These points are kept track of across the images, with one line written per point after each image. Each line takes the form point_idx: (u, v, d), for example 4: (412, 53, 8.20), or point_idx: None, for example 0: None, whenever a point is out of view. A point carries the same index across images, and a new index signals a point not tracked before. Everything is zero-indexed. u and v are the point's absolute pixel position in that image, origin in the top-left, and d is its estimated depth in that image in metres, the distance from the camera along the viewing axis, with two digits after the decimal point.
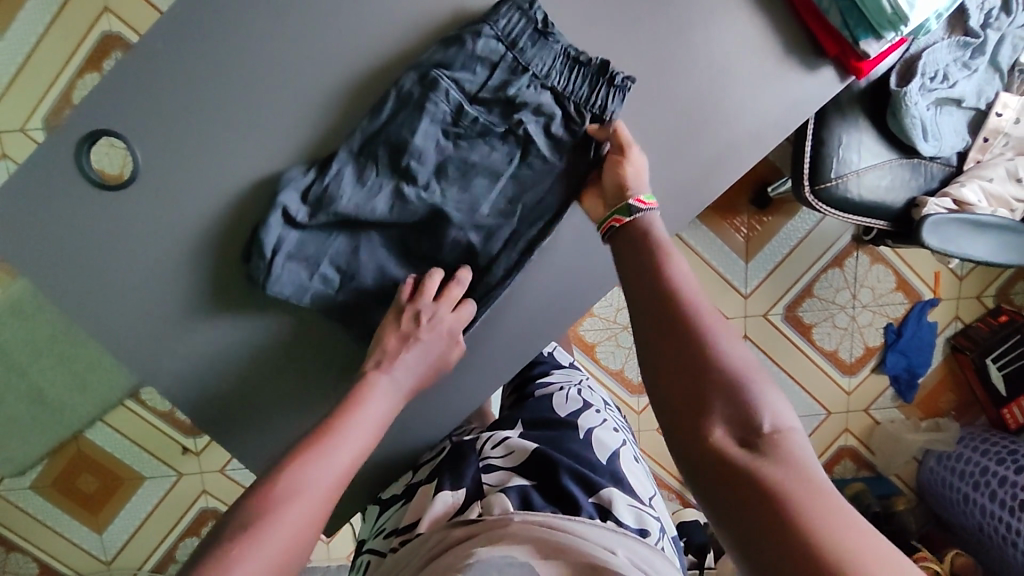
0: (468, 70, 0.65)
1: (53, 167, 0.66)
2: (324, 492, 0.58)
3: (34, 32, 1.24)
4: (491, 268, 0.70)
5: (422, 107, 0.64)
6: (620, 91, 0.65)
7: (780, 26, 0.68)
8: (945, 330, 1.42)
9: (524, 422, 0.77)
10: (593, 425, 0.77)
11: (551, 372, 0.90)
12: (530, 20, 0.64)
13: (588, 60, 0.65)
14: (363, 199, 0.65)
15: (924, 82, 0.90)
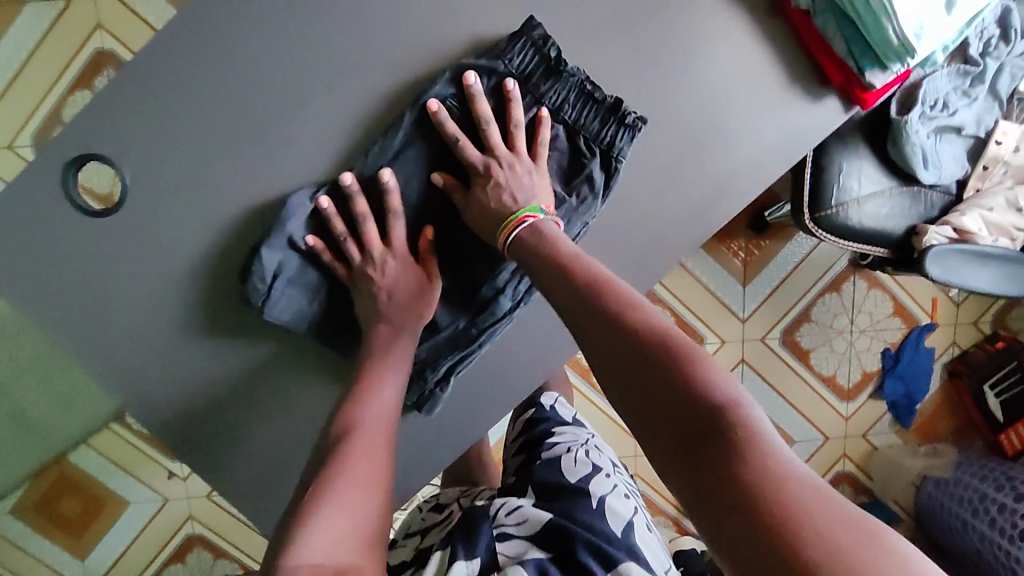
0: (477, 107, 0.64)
1: (37, 190, 0.64)
2: (373, 455, 0.63)
3: (24, 47, 1.22)
4: (496, 301, 0.68)
5: (433, 138, 0.65)
6: (631, 130, 0.64)
7: (785, 56, 0.67)
8: (941, 356, 1.41)
9: (536, 489, 0.77)
10: (604, 492, 0.74)
11: (557, 430, 0.87)
12: (544, 57, 0.63)
13: (602, 97, 0.64)
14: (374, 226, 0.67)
15: (924, 110, 0.90)
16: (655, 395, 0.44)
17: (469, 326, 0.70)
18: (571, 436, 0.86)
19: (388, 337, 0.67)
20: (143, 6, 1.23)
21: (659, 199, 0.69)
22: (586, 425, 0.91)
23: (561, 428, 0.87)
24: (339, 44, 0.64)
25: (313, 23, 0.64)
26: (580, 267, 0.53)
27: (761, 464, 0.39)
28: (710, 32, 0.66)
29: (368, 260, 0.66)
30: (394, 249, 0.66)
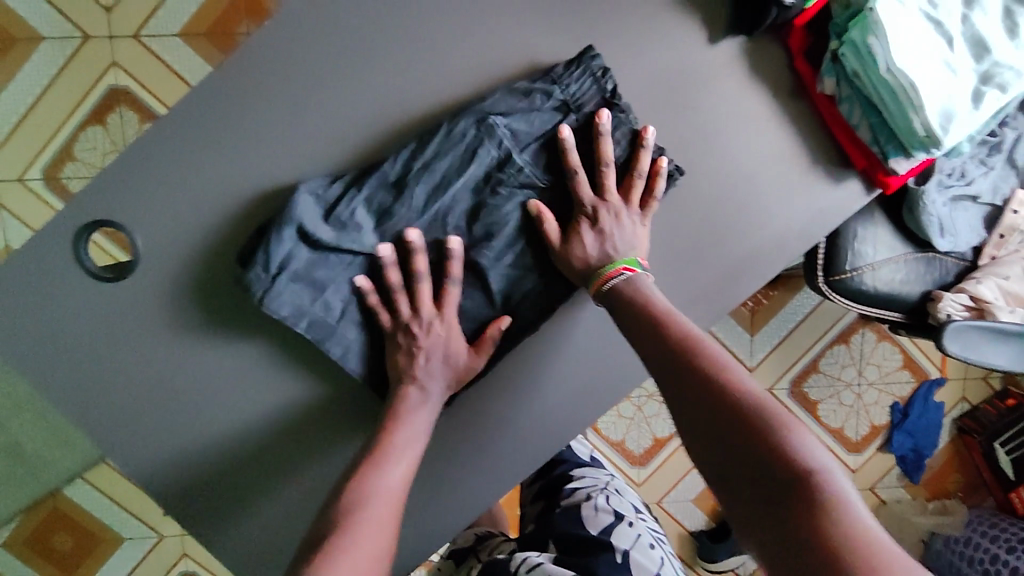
0: (525, 121, 0.64)
1: (49, 254, 0.64)
2: (383, 512, 0.60)
3: (39, 83, 1.22)
4: (503, 324, 0.68)
5: (468, 138, 0.63)
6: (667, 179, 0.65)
7: (805, 134, 0.67)
8: (951, 411, 1.40)
9: (559, 544, 0.77)
10: (629, 546, 0.75)
11: (575, 475, 0.89)
12: (601, 90, 0.63)
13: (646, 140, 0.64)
14: (388, 229, 0.64)
15: (941, 179, 0.88)
16: (735, 442, 0.48)
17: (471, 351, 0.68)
18: (591, 481, 0.87)
19: (414, 401, 0.65)
20: (161, 49, 1.23)
21: (676, 275, 0.68)
22: (603, 467, 0.94)
23: (581, 473, 0.89)
24: (358, 117, 0.65)
25: (333, 95, 0.64)
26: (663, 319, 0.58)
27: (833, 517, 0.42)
28: (732, 110, 0.66)
29: (412, 320, 0.64)
30: (444, 314, 0.65)
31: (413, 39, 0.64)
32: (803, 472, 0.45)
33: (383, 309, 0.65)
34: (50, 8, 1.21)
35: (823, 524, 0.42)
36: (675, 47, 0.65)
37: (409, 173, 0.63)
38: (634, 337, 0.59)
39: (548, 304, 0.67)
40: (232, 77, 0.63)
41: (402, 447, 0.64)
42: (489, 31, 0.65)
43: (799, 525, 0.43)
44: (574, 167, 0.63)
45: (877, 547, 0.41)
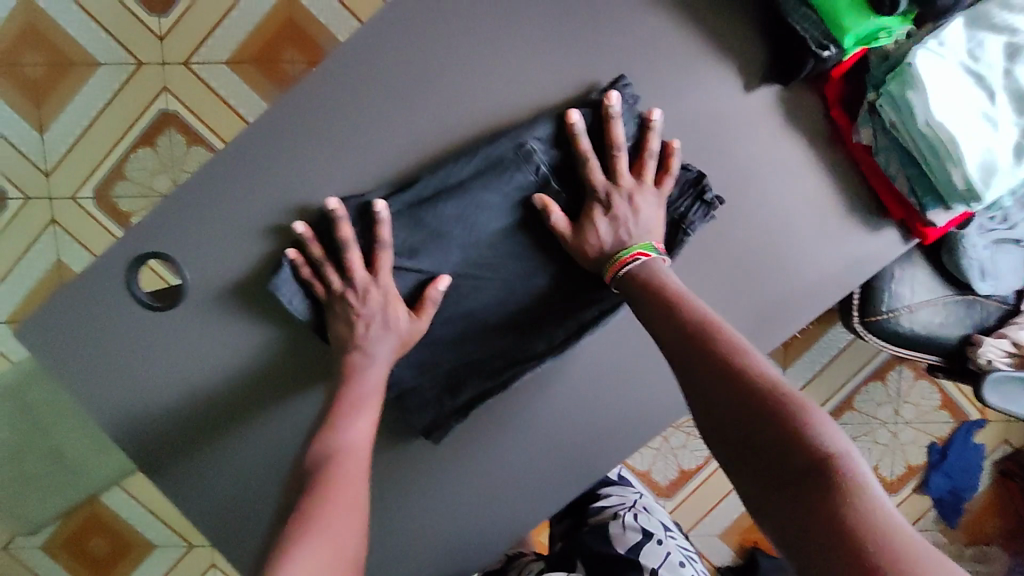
0: (562, 147, 0.66)
1: (104, 285, 0.67)
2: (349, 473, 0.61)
3: (95, 106, 1.28)
4: (533, 342, 0.70)
5: (504, 160, 0.65)
6: (705, 207, 0.64)
7: (841, 182, 0.66)
8: (992, 453, 1.35)
9: (586, 560, 0.78)
10: (657, 565, 0.76)
11: (604, 493, 0.89)
12: (636, 116, 0.64)
13: (686, 168, 0.65)
14: (419, 244, 0.66)
15: (984, 223, 0.87)
16: (755, 425, 0.48)
17: (499, 367, 0.70)
18: (617, 499, 0.87)
19: (359, 365, 0.65)
20: (211, 76, 1.28)
21: None
22: (632, 484, 0.93)
23: (608, 491, 0.89)
24: (399, 158, 0.67)
25: (374, 138, 0.67)
26: (678, 302, 0.57)
27: (853, 505, 0.42)
28: (766, 157, 0.66)
29: (346, 287, 0.65)
30: (378, 280, 0.65)
31: (453, 84, 0.66)
32: (822, 459, 0.45)
33: (315, 279, 0.66)
34: (106, 36, 1.27)
35: (845, 506, 0.42)
36: (711, 95, 0.66)
37: (443, 192, 0.65)
38: (646, 319, 0.58)
39: (581, 325, 0.70)
40: (280, 119, 0.65)
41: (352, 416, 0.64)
42: (527, 76, 0.66)
43: (821, 508, 0.43)
44: (585, 154, 0.64)
45: (900, 534, 0.40)
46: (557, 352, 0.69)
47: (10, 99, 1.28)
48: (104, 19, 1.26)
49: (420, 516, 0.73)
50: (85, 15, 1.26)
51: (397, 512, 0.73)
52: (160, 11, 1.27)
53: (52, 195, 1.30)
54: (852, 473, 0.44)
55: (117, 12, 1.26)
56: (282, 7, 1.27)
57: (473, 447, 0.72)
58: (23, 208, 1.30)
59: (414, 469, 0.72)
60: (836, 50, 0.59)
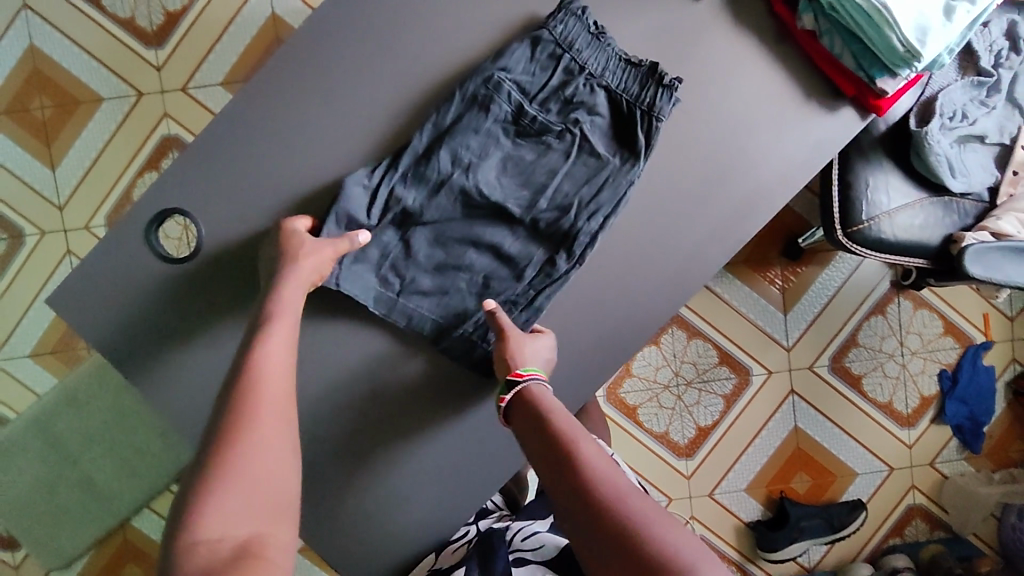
0: (528, 74, 0.71)
1: (126, 244, 0.72)
2: (279, 387, 0.61)
3: (102, 138, 1.36)
4: (554, 261, 0.71)
5: (480, 101, 0.70)
6: (668, 90, 0.69)
7: (792, 70, 0.71)
8: (1003, 374, 1.36)
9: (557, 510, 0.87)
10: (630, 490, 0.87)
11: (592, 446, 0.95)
12: (585, 25, 0.70)
13: (640, 63, 0.70)
14: (426, 198, 0.70)
15: (943, 121, 0.92)
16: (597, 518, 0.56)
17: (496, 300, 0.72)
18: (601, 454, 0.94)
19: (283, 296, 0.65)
20: (207, 98, 1.36)
21: (688, 214, 0.73)
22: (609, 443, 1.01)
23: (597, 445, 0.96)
24: (385, 98, 0.73)
25: (358, 82, 0.72)
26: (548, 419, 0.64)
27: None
28: (720, 56, 0.72)
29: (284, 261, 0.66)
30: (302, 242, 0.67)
31: (426, 25, 0.73)
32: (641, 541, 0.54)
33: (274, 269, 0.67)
34: (108, 72, 1.36)
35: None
36: (663, 7, 0.72)
37: (434, 142, 0.70)
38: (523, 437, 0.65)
39: (590, 235, 0.70)
40: (274, 73, 0.71)
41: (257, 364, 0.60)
42: (492, 12, 0.73)
43: None
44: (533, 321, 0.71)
45: None
46: (577, 263, 0.70)
47: (22, 142, 1.36)
48: (105, 57, 1.36)
49: (439, 442, 0.75)
50: (85, 56, 1.35)
51: (417, 439, 0.74)
52: (156, 45, 1.36)
53: (66, 227, 1.36)
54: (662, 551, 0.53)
55: (117, 50, 1.36)
56: (269, 27, 1.36)
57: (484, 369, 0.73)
58: (39, 243, 1.36)
59: (424, 390, 0.74)
60: None
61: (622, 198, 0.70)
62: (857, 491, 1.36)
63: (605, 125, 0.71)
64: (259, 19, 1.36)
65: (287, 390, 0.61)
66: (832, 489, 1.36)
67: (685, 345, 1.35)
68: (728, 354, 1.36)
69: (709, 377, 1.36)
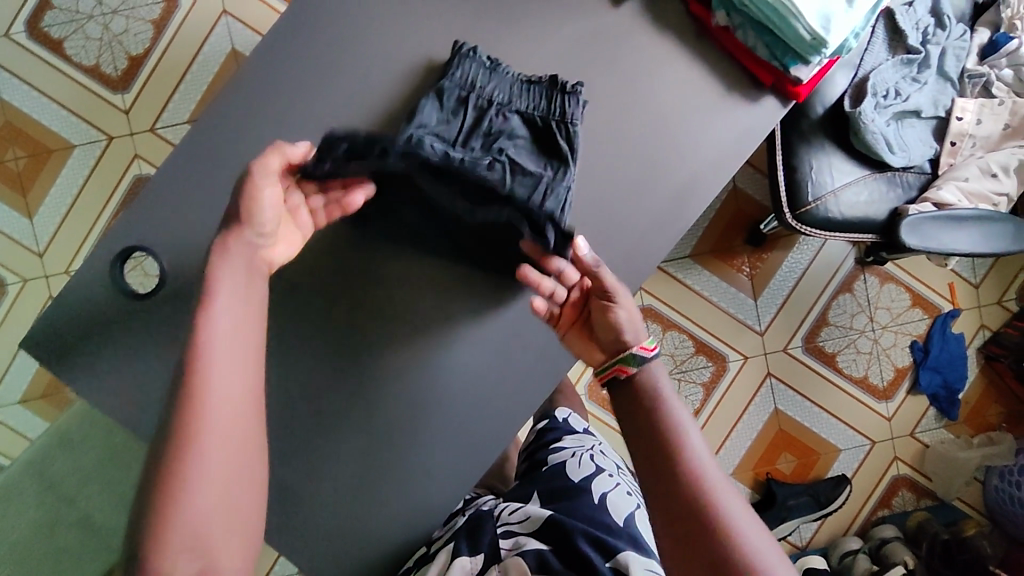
0: (439, 130, 0.74)
1: (92, 282, 0.75)
2: (234, 385, 0.57)
3: (76, 183, 1.39)
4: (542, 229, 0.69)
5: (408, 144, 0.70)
6: (573, 96, 0.73)
7: (712, 66, 0.75)
8: (973, 341, 1.39)
9: (540, 494, 0.89)
10: (606, 490, 0.88)
11: (562, 437, 0.99)
12: (479, 62, 0.74)
13: (539, 79, 0.75)
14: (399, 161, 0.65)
15: (877, 101, 0.96)
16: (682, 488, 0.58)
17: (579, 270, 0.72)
18: (574, 443, 0.98)
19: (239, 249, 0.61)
20: (175, 136, 1.40)
21: (627, 209, 0.75)
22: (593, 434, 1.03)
23: (569, 436, 0.99)
24: (331, 126, 0.77)
25: (303, 112, 0.77)
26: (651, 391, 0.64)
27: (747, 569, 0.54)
28: (644, 58, 0.75)
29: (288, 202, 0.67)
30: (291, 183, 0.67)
31: (363, 54, 0.77)
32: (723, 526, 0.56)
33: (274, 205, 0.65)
34: (77, 120, 1.39)
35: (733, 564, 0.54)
36: (586, 15, 0.76)
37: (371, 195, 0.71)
38: (619, 400, 0.66)
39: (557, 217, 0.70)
40: (224, 112, 0.76)
41: (207, 372, 0.56)
42: (425, 37, 0.78)
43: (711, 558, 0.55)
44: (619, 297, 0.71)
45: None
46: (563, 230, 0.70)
47: None
48: (73, 105, 1.39)
49: None
50: (54, 105, 1.39)
51: None
52: (122, 89, 1.40)
53: (47, 272, 1.39)
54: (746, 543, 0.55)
55: (86, 99, 1.40)
56: (230, 63, 1.40)
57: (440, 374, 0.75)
58: (22, 291, 1.39)
59: (385, 399, 0.74)
60: None
61: (566, 201, 0.72)
62: (842, 467, 1.38)
63: (527, 144, 0.75)
64: (219, 54, 1.40)
65: (247, 404, 0.58)
66: (817, 467, 1.39)
67: (662, 337, 1.37)
68: (704, 343, 1.38)
69: (686, 367, 1.38)
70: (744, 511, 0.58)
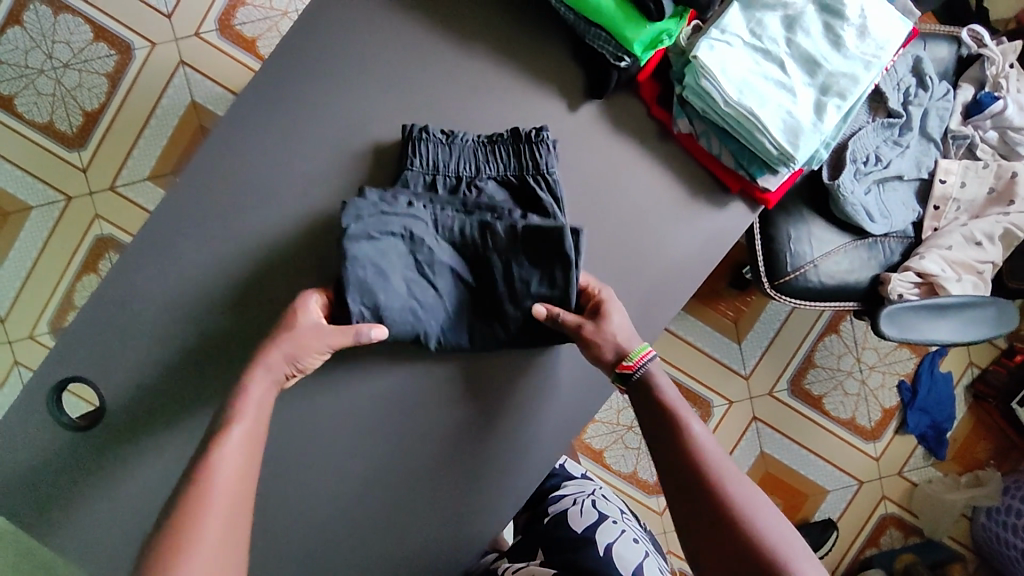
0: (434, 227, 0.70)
1: (31, 416, 0.71)
2: (230, 497, 0.58)
3: (36, 245, 1.34)
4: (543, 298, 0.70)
5: (384, 225, 0.67)
6: (542, 143, 0.70)
7: (676, 169, 0.71)
8: (961, 379, 1.37)
9: (544, 551, 0.87)
10: (611, 540, 0.85)
11: (563, 485, 0.96)
12: (437, 141, 0.70)
13: (501, 136, 0.71)
14: (421, 243, 0.70)
15: (857, 167, 0.91)
16: (697, 477, 0.63)
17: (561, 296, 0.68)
18: (576, 488, 0.95)
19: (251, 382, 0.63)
20: (136, 194, 1.35)
21: None
22: (593, 479, 1.00)
23: (569, 482, 0.96)
24: (276, 241, 0.73)
25: (247, 227, 0.73)
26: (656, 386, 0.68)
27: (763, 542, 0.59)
28: (603, 162, 0.71)
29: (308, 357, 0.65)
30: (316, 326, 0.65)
31: (307, 163, 0.73)
32: (735, 508, 0.61)
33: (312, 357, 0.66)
34: (33, 180, 1.34)
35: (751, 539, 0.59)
36: (542, 118, 0.72)
37: (347, 291, 0.66)
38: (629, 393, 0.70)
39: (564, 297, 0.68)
40: (163, 231, 0.72)
41: (216, 474, 0.58)
42: (373, 142, 0.73)
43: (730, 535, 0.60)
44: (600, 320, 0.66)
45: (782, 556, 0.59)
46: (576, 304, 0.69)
47: None
48: (27, 165, 1.34)
49: None
50: (9, 165, 1.34)
51: None
52: (78, 146, 1.34)
53: (11, 339, 1.33)
54: (762, 520, 0.60)
55: (41, 157, 1.34)
56: (191, 116, 1.34)
57: (394, 505, 0.71)
58: None
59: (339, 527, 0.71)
60: (631, 58, 0.68)
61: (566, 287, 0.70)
62: (829, 509, 1.36)
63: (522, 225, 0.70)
64: (179, 108, 1.34)
65: (242, 515, 0.59)
66: (805, 509, 1.36)
67: None
68: (688, 390, 1.35)
69: None
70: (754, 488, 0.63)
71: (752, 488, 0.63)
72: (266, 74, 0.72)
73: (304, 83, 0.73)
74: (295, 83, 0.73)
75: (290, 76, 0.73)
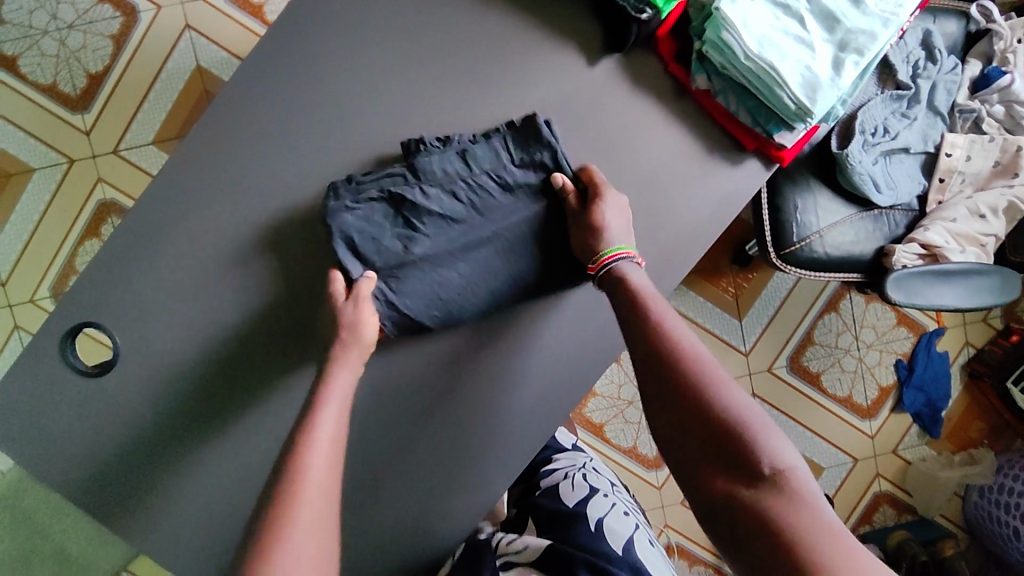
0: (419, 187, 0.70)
1: (43, 360, 0.71)
2: (322, 488, 0.61)
3: (37, 208, 1.33)
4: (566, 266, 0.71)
5: (362, 194, 0.70)
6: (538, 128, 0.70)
7: (691, 126, 0.72)
8: (957, 358, 1.39)
9: (539, 520, 0.86)
10: (602, 514, 0.84)
11: (555, 457, 0.97)
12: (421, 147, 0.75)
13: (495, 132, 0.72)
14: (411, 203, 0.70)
15: (865, 138, 0.92)
16: (724, 448, 0.55)
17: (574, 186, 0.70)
18: (566, 461, 0.96)
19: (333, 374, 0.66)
20: (140, 158, 1.34)
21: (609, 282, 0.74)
22: (584, 450, 1.02)
23: (559, 455, 0.97)
24: (292, 190, 0.73)
25: (262, 176, 0.73)
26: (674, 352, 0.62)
27: (812, 520, 0.50)
28: (619, 118, 0.72)
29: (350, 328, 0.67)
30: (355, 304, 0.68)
31: (323, 112, 0.73)
32: (773, 479, 0.53)
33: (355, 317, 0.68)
34: (35, 142, 1.33)
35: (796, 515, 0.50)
36: (560, 73, 0.73)
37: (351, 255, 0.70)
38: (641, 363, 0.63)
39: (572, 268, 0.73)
40: (177, 178, 0.72)
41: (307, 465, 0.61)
42: (389, 92, 0.73)
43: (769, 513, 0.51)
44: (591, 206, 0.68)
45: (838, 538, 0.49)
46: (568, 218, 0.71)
47: None
48: (30, 126, 1.33)
49: (382, 525, 0.74)
50: (11, 127, 1.32)
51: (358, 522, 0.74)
52: (81, 109, 1.33)
53: (12, 302, 1.32)
54: (808, 494, 0.52)
55: (43, 118, 1.33)
56: (195, 80, 1.33)
57: (407, 451, 0.74)
58: None
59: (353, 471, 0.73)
60: (653, 11, 0.68)
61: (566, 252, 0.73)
62: (826, 486, 1.37)
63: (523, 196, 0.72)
64: (183, 72, 1.33)
65: (332, 500, 0.62)
66: None
67: None
68: None
69: None
70: (794, 460, 0.55)
71: (790, 458, 0.55)
72: (284, 23, 0.72)
73: (321, 32, 0.73)
74: (313, 33, 0.72)
75: (307, 26, 0.72)
